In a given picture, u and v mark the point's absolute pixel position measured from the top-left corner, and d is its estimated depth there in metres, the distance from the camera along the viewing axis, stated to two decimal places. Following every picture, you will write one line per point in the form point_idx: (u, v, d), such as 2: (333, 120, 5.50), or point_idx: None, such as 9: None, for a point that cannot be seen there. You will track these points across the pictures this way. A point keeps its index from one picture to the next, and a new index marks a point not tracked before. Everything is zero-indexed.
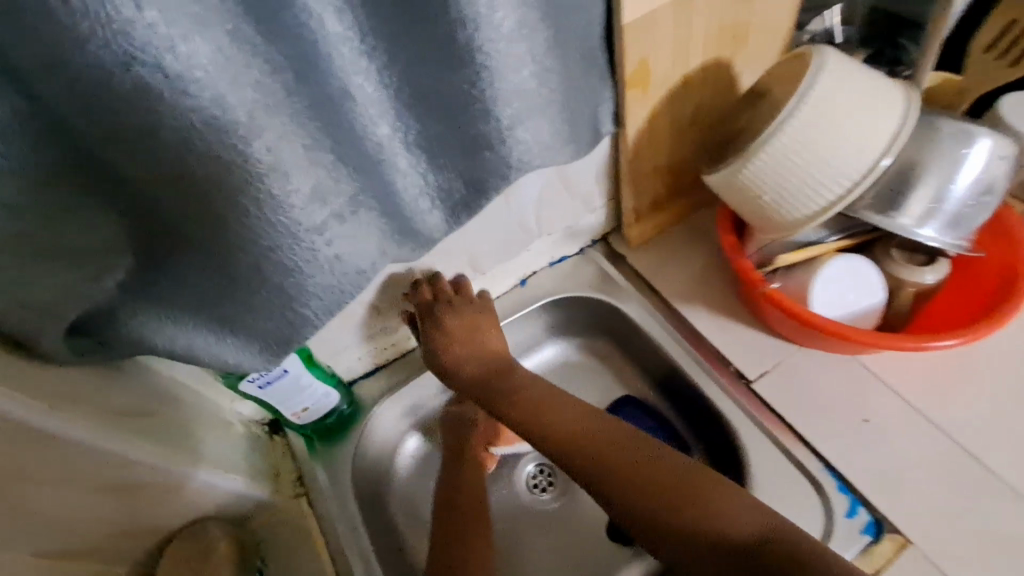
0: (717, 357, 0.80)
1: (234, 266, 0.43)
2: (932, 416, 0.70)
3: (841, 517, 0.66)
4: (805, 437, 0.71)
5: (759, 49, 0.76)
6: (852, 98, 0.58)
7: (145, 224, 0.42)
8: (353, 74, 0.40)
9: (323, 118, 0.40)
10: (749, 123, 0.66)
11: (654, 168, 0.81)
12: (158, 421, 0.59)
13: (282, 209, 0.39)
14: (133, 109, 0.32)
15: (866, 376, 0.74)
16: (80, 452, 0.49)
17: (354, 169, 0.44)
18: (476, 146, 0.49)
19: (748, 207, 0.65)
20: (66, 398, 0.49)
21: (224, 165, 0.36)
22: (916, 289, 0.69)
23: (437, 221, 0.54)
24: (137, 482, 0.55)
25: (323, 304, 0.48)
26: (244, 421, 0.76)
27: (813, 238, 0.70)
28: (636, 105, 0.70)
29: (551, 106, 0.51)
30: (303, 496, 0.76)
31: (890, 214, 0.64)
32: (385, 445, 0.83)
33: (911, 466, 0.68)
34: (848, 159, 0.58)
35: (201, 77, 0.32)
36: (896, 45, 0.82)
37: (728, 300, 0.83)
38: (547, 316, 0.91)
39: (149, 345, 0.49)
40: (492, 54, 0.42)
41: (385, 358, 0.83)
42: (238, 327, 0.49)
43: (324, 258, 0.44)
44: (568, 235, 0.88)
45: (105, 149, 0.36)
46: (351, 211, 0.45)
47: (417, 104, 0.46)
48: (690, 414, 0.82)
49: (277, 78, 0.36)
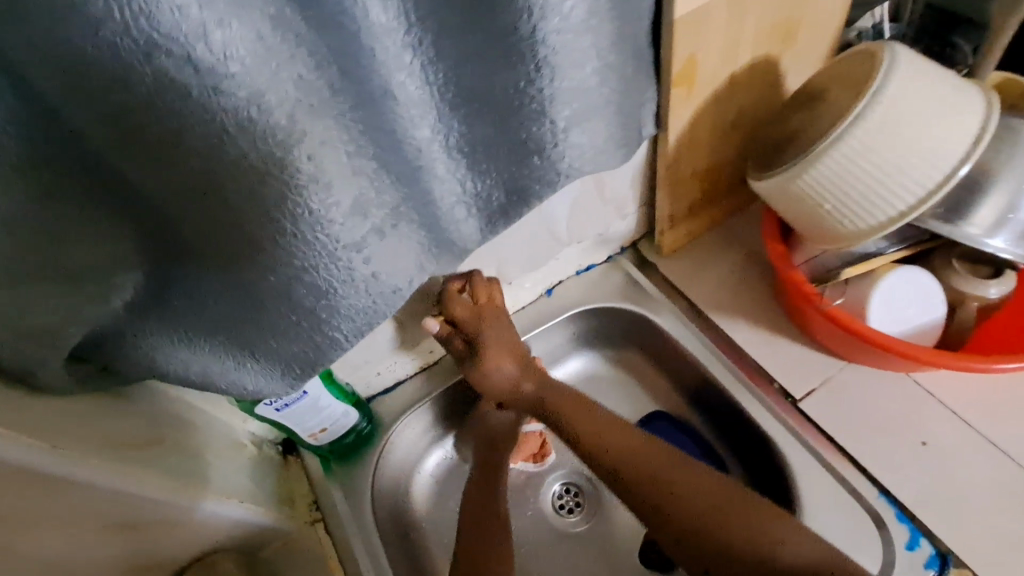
0: (762, 374, 0.74)
1: (260, 287, 0.38)
2: (994, 437, 0.65)
3: (901, 548, 0.62)
4: (859, 461, 0.66)
5: (808, 46, 0.69)
6: (924, 98, 0.54)
7: (158, 239, 0.37)
8: (395, 71, 0.36)
9: (368, 121, 0.36)
10: (804, 126, 0.60)
11: (693, 171, 0.74)
12: (167, 448, 0.54)
13: (320, 223, 0.34)
14: (161, 110, 0.28)
15: (921, 394, 0.69)
16: (81, 489, 0.44)
17: (395, 178, 0.39)
18: (526, 150, 0.45)
19: (806, 215, 0.61)
20: (66, 429, 0.44)
21: (258, 174, 0.31)
22: (978, 303, 0.65)
23: (474, 235, 0.49)
24: (144, 518, 0.50)
25: (355, 327, 0.43)
26: (255, 441, 0.71)
27: (871, 250, 0.65)
28: (679, 106, 0.64)
29: (609, 107, 0.46)
30: (320, 523, 0.70)
31: (954, 223, 0.58)
32: (404, 466, 0.77)
33: (978, 493, 0.63)
34: (925, 164, 0.54)
35: (236, 71, 0.28)
36: (948, 43, 0.75)
37: (771, 311, 0.77)
38: (576, 326, 0.85)
39: (160, 371, 0.44)
40: (554, 48, 0.39)
41: (404, 372, 0.78)
42: (259, 352, 0.44)
43: (360, 277, 0.39)
44: (597, 242, 0.82)
45: (116, 155, 0.31)
46: (392, 225, 0.40)
47: (465, 104, 0.41)
48: (731, 433, 0.77)
49: (322, 74, 0.32)
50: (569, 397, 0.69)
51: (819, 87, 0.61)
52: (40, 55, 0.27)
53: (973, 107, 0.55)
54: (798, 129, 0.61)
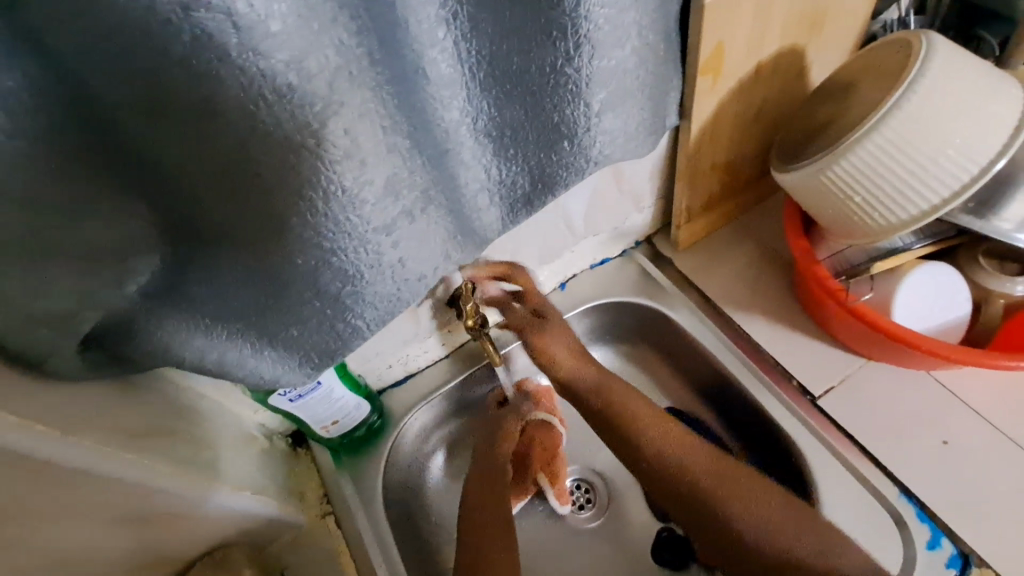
0: (779, 372, 0.72)
1: (284, 271, 0.36)
2: (1017, 437, 0.63)
3: (923, 549, 0.60)
4: (879, 459, 0.65)
5: (835, 36, 0.66)
6: (960, 88, 0.53)
7: (177, 219, 0.36)
8: (429, 47, 0.35)
9: (402, 96, 0.34)
10: (834, 116, 0.59)
11: (713, 164, 0.72)
12: (178, 438, 0.53)
13: (352, 203, 0.34)
14: (193, 72, 0.27)
15: (943, 393, 0.67)
16: (88, 479, 0.42)
17: (426, 160, 0.38)
18: (555, 135, 0.44)
19: (833, 209, 0.59)
20: (74, 418, 0.42)
21: (293, 145, 0.30)
22: (1006, 300, 0.64)
23: (496, 224, 0.48)
24: (153, 509, 0.48)
25: (377, 314, 0.42)
26: (266, 434, 0.70)
27: (898, 245, 0.63)
28: (705, 96, 0.61)
29: (639, 91, 0.45)
30: (330, 516, 0.69)
31: (985, 216, 0.57)
32: (412, 460, 0.75)
33: (1001, 493, 0.61)
34: (962, 156, 0.53)
35: (276, 31, 0.27)
36: (975, 37, 0.72)
37: (790, 308, 0.75)
38: (588, 321, 0.83)
39: (176, 358, 0.42)
40: (596, 24, 0.38)
41: (415, 366, 0.76)
42: (280, 339, 0.42)
43: (388, 262, 0.38)
44: (613, 236, 0.80)
45: (140, 125, 0.30)
46: (422, 209, 0.39)
47: (498, 83, 0.40)
48: (746, 431, 0.75)
49: (362, 41, 0.31)
50: (619, 391, 0.67)
51: (846, 78, 0.60)
52: (71, 13, 0.25)
53: (1007, 98, 0.54)
54: (824, 123, 0.60)
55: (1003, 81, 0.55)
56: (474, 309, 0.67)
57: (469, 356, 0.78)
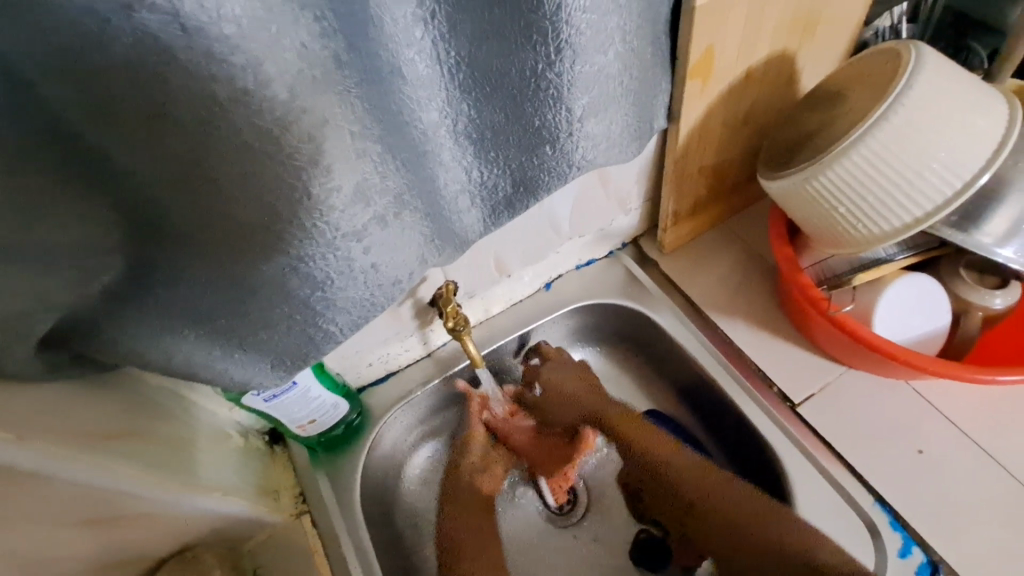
0: (760, 377, 0.72)
1: (250, 274, 0.36)
2: (990, 448, 0.64)
3: (893, 556, 0.61)
4: (854, 467, 0.65)
5: (826, 43, 0.65)
6: (944, 103, 0.52)
7: (137, 217, 0.34)
8: (405, 47, 0.34)
9: (375, 100, 0.33)
10: (822, 126, 0.58)
11: (701, 168, 0.71)
12: (150, 438, 0.52)
13: (320, 208, 0.33)
14: (143, 74, 0.26)
15: (921, 404, 0.67)
16: (47, 484, 0.41)
17: (401, 164, 0.37)
18: (537, 139, 0.43)
19: (817, 219, 0.59)
20: (34, 423, 0.41)
21: (252, 152, 0.30)
22: (984, 313, 0.65)
23: (476, 226, 0.47)
24: (124, 508, 0.48)
25: (351, 318, 0.41)
26: (241, 432, 0.68)
27: (881, 256, 0.63)
28: (692, 101, 0.60)
29: (625, 96, 0.45)
30: (306, 515, 0.67)
31: (968, 231, 0.56)
32: (391, 459, 0.75)
33: (970, 501, 0.62)
34: (945, 170, 0.52)
35: (230, 34, 0.26)
36: (965, 46, 0.71)
37: (772, 314, 0.75)
38: (572, 321, 0.82)
39: (141, 360, 0.41)
40: (578, 29, 0.37)
41: (397, 364, 0.75)
42: (248, 343, 0.41)
43: (359, 267, 0.38)
44: (598, 237, 0.79)
45: (94, 123, 0.29)
46: (394, 214, 0.38)
47: (478, 86, 0.39)
48: (724, 434, 0.75)
49: (328, 43, 0.30)
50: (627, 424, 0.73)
51: (836, 87, 0.60)
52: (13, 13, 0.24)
53: (991, 113, 0.53)
54: (812, 132, 0.59)
55: (988, 96, 0.55)
56: (456, 310, 0.67)
57: (451, 356, 0.77)
